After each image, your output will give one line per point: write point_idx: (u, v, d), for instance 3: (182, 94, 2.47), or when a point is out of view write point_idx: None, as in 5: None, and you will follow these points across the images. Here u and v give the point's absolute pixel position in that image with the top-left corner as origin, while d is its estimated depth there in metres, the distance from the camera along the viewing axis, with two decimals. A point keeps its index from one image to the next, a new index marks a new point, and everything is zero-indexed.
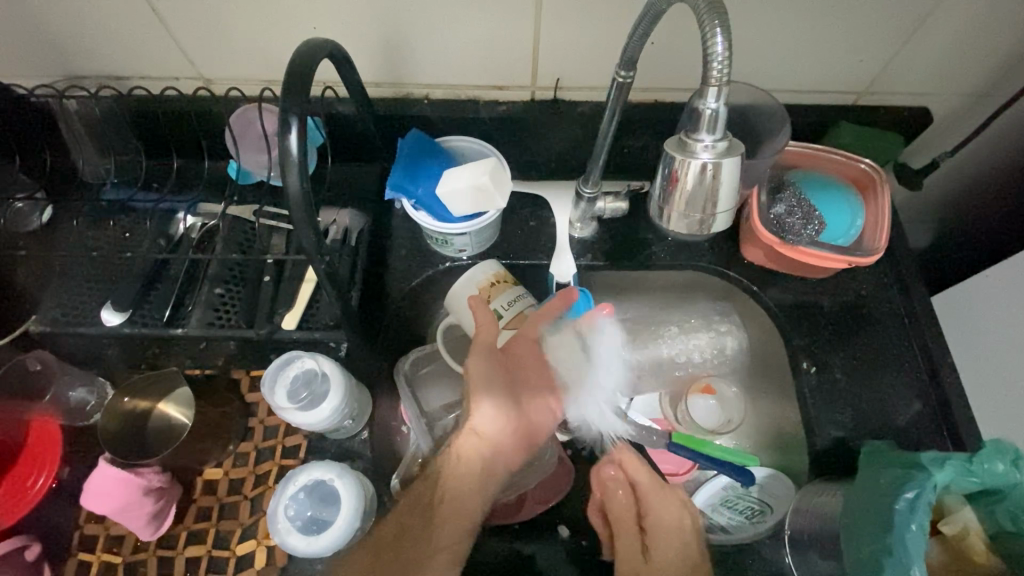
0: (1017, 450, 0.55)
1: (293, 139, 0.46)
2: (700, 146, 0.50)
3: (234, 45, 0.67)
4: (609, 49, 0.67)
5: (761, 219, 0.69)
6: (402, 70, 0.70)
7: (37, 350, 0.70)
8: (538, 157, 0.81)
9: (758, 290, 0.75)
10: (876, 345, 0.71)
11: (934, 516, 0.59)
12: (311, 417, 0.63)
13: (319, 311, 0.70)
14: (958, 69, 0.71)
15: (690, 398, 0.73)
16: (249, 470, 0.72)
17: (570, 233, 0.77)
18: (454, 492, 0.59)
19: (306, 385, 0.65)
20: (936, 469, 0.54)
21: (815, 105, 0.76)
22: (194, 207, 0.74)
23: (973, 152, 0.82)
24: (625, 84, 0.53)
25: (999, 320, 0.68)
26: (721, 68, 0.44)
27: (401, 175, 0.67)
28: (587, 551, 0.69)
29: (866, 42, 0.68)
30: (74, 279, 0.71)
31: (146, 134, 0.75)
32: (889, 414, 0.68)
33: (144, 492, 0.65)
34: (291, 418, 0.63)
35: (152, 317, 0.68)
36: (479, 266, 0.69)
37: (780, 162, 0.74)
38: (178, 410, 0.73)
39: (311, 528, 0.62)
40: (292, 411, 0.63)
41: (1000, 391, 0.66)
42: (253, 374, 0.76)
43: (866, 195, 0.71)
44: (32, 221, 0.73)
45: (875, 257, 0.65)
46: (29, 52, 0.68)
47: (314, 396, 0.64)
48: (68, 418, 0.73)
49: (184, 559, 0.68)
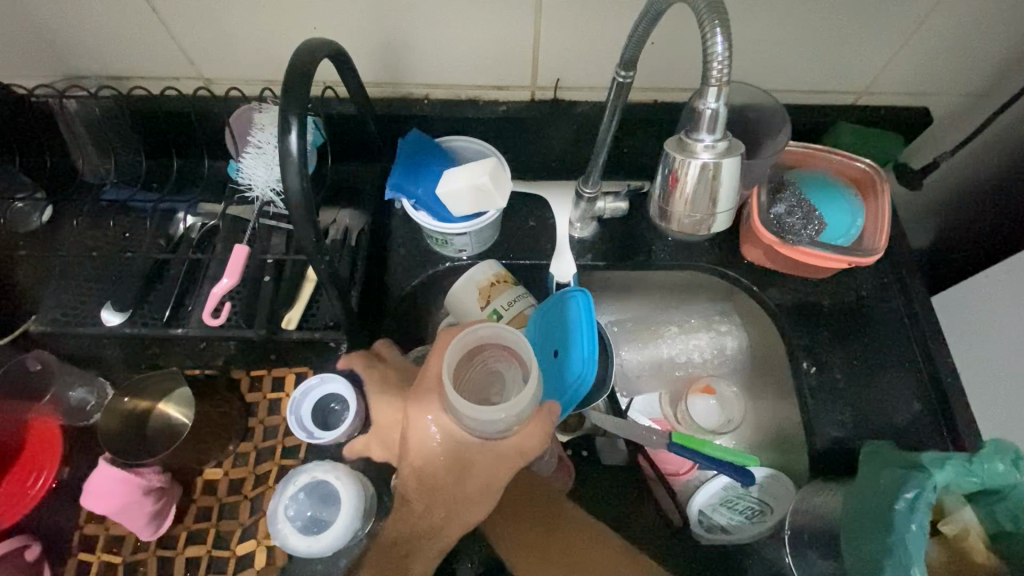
0: (1017, 450, 0.55)
1: (293, 139, 0.45)
2: (701, 145, 0.49)
3: (235, 46, 0.67)
4: (608, 49, 0.67)
5: (761, 218, 0.69)
6: (402, 70, 0.70)
7: (37, 350, 0.71)
8: (538, 157, 0.81)
9: (758, 290, 0.74)
10: (874, 347, 0.71)
11: (934, 516, 0.59)
12: (489, 432, 0.54)
13: (319, 311, 0.70)
14: (959, 68, 0.71)
15: (690, 398, 0.74)
16: (249, 470, 0.72)
17: (570, 233, 0.76)
18: (449, 499, 0.57)
19: (494, 374, 0.58)
20: (937, 469, 0.54)
21: (815, 105, 0.76)
22: (193, 207, 0.75)
23: (973, 153, 0.82)
24: (625, 84, 0.53)
25: (999, 319, 0.68)
26: (721, 68, 0.45)
27: (401, 176, 0.67)
28: None
29: (866, 42, 0.68)
30: (74, 279, 0.70)
31: (146, 134, 0.75)
32: (889, 414, 0.68)
33: (144, 492, 0.65)
34: (456, 405, 0.52)
35: (152, 317, 0.68)
36: (479, 266, 0.69)
37: (781, 163, 0.73)
38: (177, 409, 0.73)
39: (311, 528, 0.62)
40: (489, 412, 0.51)
41: (1000, 391, 0.66)
42: (253, 374, 0.75)
43: (866, 195, 0.71)
44: (32, 221, 0.73)
45: (875, 256, 0.66)
46: (31, 53, 0.68)
47: (513, 384, 0.56)
48: (68, 418, 0.73)
49: (184, 558, 0.67)
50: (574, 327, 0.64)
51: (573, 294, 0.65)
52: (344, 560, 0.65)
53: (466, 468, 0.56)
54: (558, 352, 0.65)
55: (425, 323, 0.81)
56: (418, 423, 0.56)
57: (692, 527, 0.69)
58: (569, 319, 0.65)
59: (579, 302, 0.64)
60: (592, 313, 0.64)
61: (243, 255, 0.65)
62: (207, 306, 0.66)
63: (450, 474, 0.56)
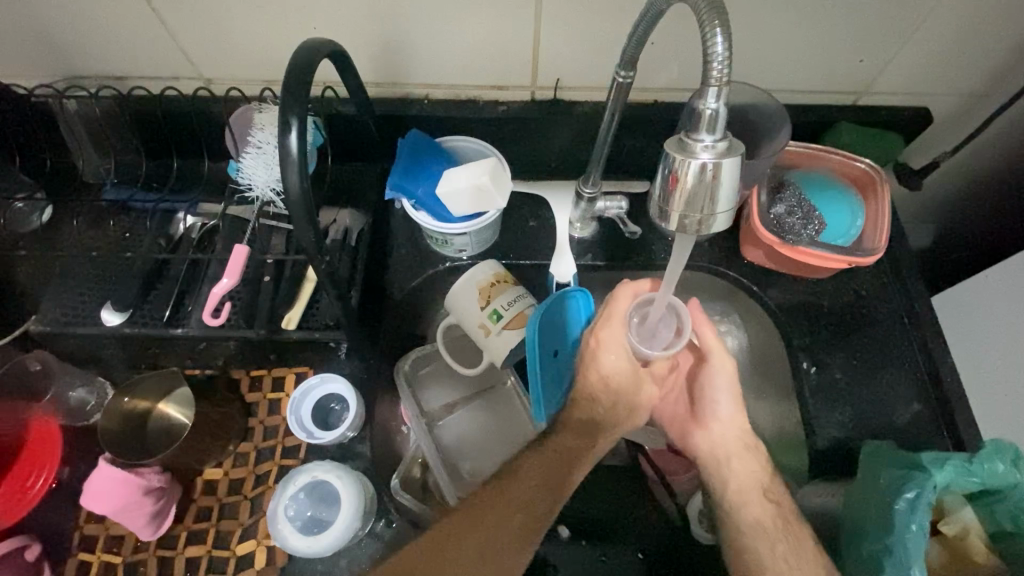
0: (1017, 449, 0.55)
1: (293, 139, 0.45)
2: (700, 145, 0.48)
3: (235, 46, 0.67)
4: (609, 49, 0.67)
5: (761, 219, 0.69)
6: (403, 71, 0.70)
7: (37, 350, 0.71)
8: (538, 157, 0.81)
9: (758, 290, 0.74)
10: (874, 347, 0.71)
11: (933, 516, 0.58)
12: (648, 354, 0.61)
13: (319, 311, 0.70)
14: (958, 68, 0.71)
15: None
16: (249, 470, 0.72)
17: (570, 233, 0.76)
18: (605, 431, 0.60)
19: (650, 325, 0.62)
20: (937, 469, 0.54)
21: (814, 105, 0.76)
22: (194, 207, 0.74)
23: (973, 153, 0.82)
24: (624, 84, 0.53)
25: (999, 318, 0.68)
26: (721, 68, 0.45)
27: (401, 176, 0.67)
28: (586, 551, 0.67)
29: (866, 42, 0.68)
30: (73, 279, 0.70)
31: (147, 135, 0.75)
32: (889, 413, 0.68)
33: (144, 492, 0.64)
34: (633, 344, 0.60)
35: (152, 317, 0.68)
36: (478, 267, 0.69)
37: (780, 163, 0.74)
38: (177, 410, 0.73)
39: (311, 528, 0.62)
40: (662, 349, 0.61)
41: (1000, 391, 0.66)
42: (253, 374, 0.76)
43: (866, 195, 0.71)
44: (32, 221, 0.73)
45: (875, 256, 0.66)
46: (31, 52, 0.68)
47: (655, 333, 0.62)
48: (69, 418, 0.74)
49: (184, 559, 0.67)
50: (575, 323, 0.68)
51: (574, 294, 0.67)
52: (345, 560, 0.65)
53: (640, 391, 0.61)
54: (558, 352, 0.67)
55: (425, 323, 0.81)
56: (605, 359, 0.59)
57: (692, 527, 0.66)
58: (569, 317, 0.67)
59: (580, 301, 0.67)
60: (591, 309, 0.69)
61: (242, 257, 0.64)
62: (206, 307, 0.66)
63: (587, 438, 0.58)
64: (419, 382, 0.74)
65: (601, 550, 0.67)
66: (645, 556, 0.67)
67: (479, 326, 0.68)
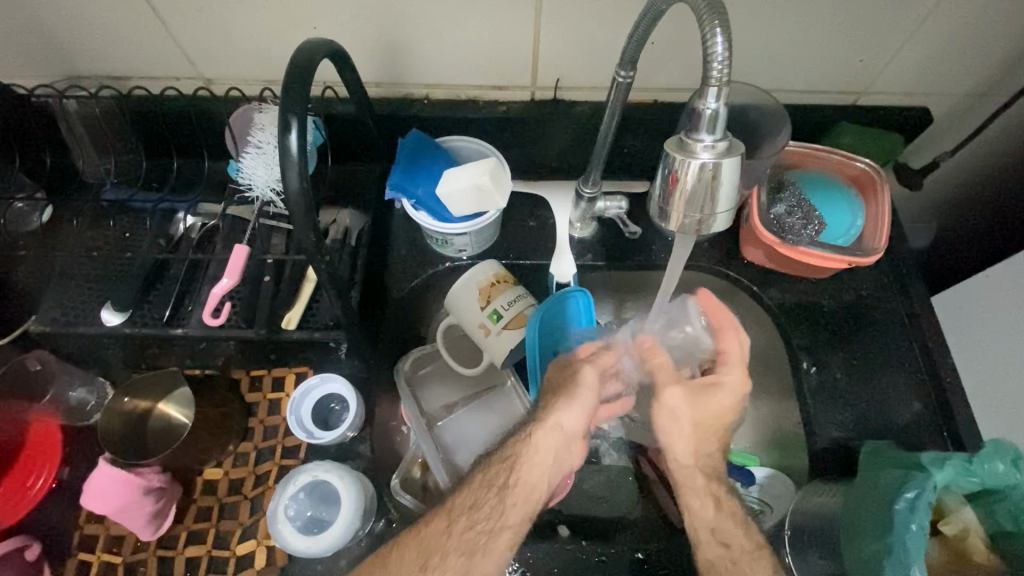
0: (1017, 450, 0.55)
1: (293, 138, 0.45)
2: (700, 145, 0.48)
3: (235, 47, 0.67)
4: (609, 49, 0.67)
5: (762, 218, 0.69)
6: (403, 71, 0.70)
7: (37, 350, 0.71)
8: (538, 157, 0.81)
9: (758, 290, 0.74)
10: (874, 347, 0.71)
11: (933, 516, 0.59)
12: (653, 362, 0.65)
13: (319, 311, 0.70)
14: (959, 68, 0.71)
15: None
16: (249, 470, 0.72)
17: (570, 233, 0.76)
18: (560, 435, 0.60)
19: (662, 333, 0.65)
20: (937, 469, 0.54)
21: (814, 105, 0.76)
22: (194, 207, 0.74)
23: (973, 153, 0.82)
24: (624, 84, 0.53)
25: (999, 318, 0.68)
26: (721, 68, 0.44)
27: (401, 175, 0.67)
28: (585, 550, 0.65)
29: (866, 42, 0.68)
30: (73, 279, 0.70)
31: (147, 135, 0.75)
32: (889, 414, 0.67)
33: (144, 492, 0.64)
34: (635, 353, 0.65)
35: (152, 317, 0.68)
36: (478, 267, 0.69)
37: (780, 163, 0.74)
38: (177, 409, 0.73)
39: (311, 528, 0.62)
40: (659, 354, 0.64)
41: (1000, 391, 0.66)
42: (253, 374, 0.76)
43: (866, 195, 0.71)
44: (33, 221, 0.73)
45: (875, 256, 0.65)
46: (32, 54, 0.68)
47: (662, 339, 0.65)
48: (68, 418, 0.73)
49: (184, 558, 0.67)
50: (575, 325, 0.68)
51: (573, 294, 0.68)
52: (344, 560, 0.64)
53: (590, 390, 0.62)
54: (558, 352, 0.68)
55: (425, 323, 0.81)
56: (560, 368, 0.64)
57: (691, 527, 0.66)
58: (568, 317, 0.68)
59: (580, 301, 0.68)
60: (591, 310, 0.69)
61: (242, 256, 0.65)
62: (206, 307, 0.67)
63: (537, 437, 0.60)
64: (418, 382, 0.73)
65: (600, 550, 0.65)
66: (645, 556, 0.65)
67: (479, 326, 0.68)
